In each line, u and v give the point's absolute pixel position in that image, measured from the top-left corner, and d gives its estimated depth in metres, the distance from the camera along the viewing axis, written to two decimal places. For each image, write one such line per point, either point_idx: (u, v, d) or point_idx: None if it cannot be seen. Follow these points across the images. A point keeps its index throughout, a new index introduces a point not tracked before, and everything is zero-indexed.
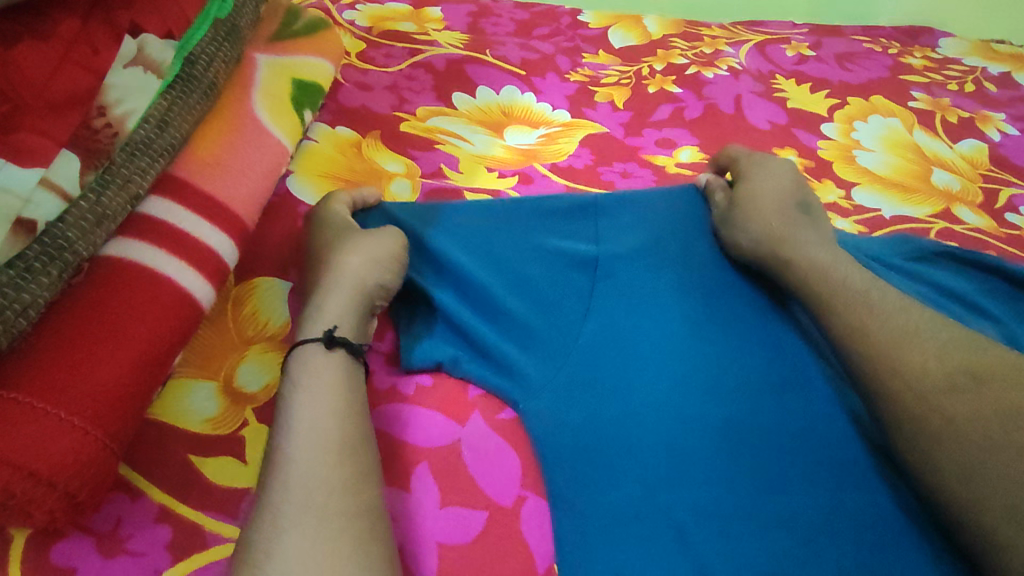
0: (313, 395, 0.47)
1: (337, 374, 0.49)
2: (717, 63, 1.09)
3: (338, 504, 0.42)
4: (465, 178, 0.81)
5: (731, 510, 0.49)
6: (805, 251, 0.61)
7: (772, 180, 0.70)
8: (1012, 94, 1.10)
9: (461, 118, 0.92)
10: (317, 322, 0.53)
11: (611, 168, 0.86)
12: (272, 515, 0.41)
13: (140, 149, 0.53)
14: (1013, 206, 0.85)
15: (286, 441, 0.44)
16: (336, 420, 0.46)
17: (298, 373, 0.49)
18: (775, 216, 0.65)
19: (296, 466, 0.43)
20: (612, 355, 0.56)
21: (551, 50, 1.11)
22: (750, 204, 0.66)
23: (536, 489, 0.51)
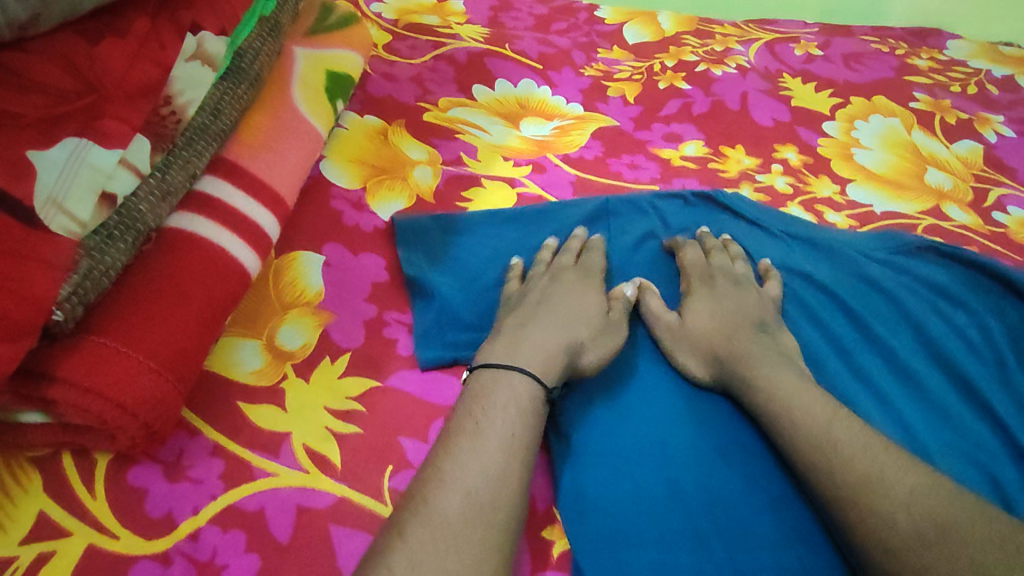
0: (499, 434, 0.50)
1: (534, 421, 0.53)
2: (726, 60, 1.13)
3: (481, 540, 0.44)
4: (483, 166, 0.87)
5: (700, 484, 0.56)
6: (771, 372, 0.59)
7: (728, 291, 0.68)
8: (1013, 97, 1.13)
9: (480, 109, 0.98)
10: (563, 352, 0.58)
11: (620, 160, 0.91)
12: (456, 524, 0.44)
13: (197, 132, 0.60)
14: (1001, 205, 0.90)
15: (479, 459, 0.48)
16: (512, 470, 0.49)
17: (508, 394, 0.53)
18: (730, 333, 0.64)
19: (490, 490, 0.47)
20: (618, 361, 0.64)
21: (568, 44, 1.16)
22: (700, 326, 0.65)
23: (538, 444, 0.58)
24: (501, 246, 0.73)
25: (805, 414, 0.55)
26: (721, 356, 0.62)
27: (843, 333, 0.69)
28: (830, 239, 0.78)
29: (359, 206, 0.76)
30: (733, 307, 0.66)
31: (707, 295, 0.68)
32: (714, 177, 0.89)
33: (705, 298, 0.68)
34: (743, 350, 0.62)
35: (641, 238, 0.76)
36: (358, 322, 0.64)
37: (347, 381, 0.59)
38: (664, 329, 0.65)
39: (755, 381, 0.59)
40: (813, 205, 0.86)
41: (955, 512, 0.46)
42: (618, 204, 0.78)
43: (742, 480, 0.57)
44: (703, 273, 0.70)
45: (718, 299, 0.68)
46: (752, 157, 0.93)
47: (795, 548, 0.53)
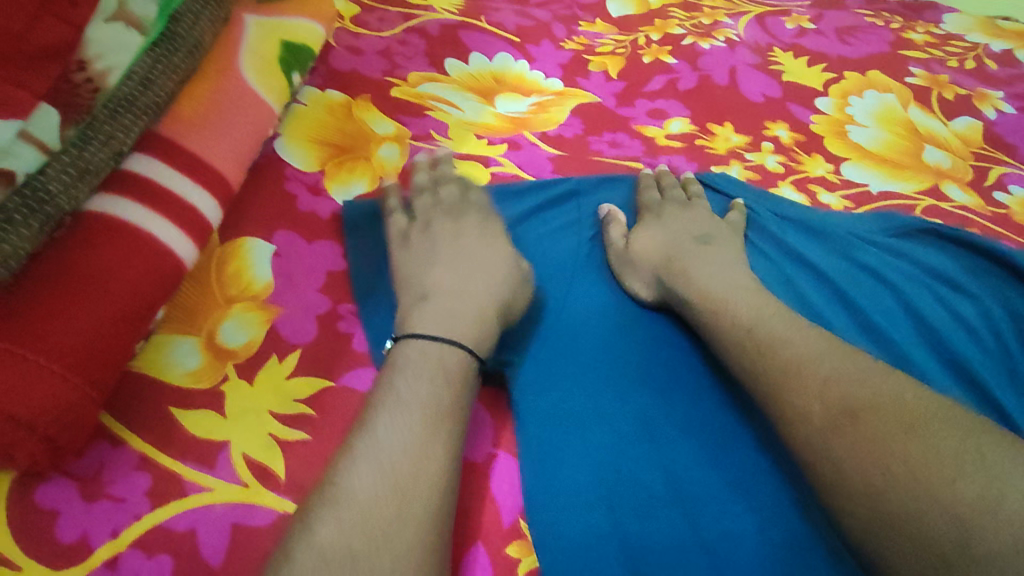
0: (409, 404, 0.47)
1: (443, 375, 0.50)
2: (715, 34, 1.07)
3: (399, 519, 0.42)
4: (454, 144, 0.81)
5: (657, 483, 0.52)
6: (714, 282, 0.61)
7: (680, 218, 0.70)
8: (1013, 71, 1.08)
9: (452, 85, 0.92)
10: (495, 312, 0.56)
11: (601, 138, 0.85)
12: (358, 503, 0.41)
13: (123, 105, 0.53)
14: (1002, 184, 0.85)
15: (382, 429, 0.45)
16: (429, 436, 0.46)
17: (431, 362, 0.50)
18: (671, 251, 0.65)
19: (398, 461, 0.44)
20: (592, 352, 0.59)
21: (547, 17, 1.09)
22: (647, 246, 0.66)
23: (507, 450, 0.54)
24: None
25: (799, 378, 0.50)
26: (665, 274, 0.64)
27: (837, 322, 0.64)
28: (824, 219, 0.74)
29: (316, 189, 0.70)
30: (672, 234, 0.68)
31: (651, 222, 0.69)
32: (702, 155, 0.84)
33: (650, 223, 0.69)
34: (688, 267, 0.63)
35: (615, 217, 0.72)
36: (310, 315, 0.58)
37: (296, 382, 0.53)
38: (613, 253, 0.67)
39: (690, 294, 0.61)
40: (806, 184, 0.81)
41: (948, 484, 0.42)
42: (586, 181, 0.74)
43: (704, 483, 0.53)
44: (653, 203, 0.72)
45: (671, 224, 0.69)
46: (742, 134, 0.88)
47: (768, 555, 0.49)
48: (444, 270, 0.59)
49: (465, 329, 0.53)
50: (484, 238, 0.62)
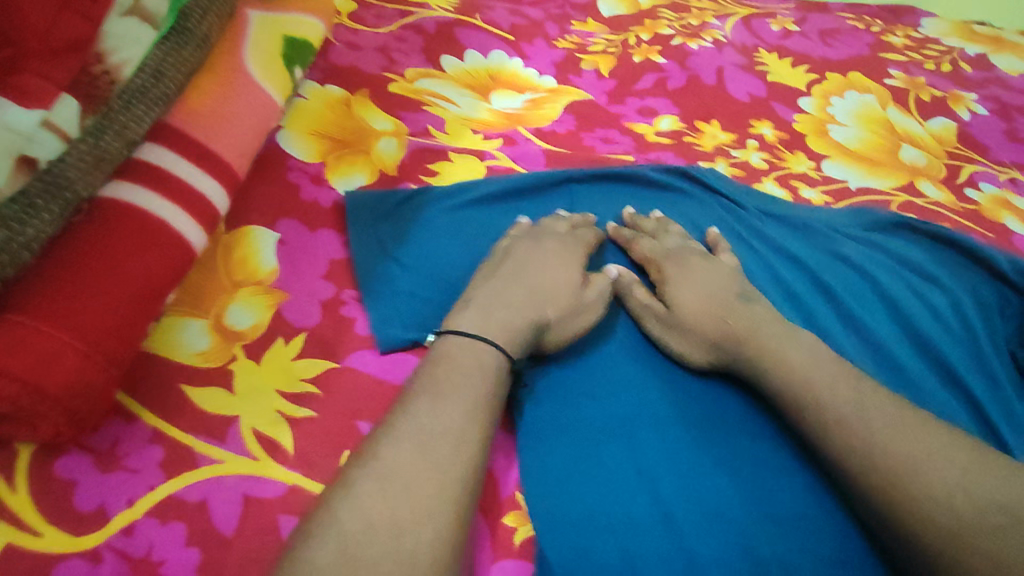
0: (449, 391, 0.50)
1: (477, 371, 0.52)
2: (703, 34, 1.11)
3: (435, 491, 0.44)
4: (451, 139, 0.84)
5: (673, 474, 0.54)
6: (777, 350, 0.58)
7: (693, 263, 0.67)
8: (986, 75, 1.11)
9: (448, 82, 0.95)
10: (530, 328, 0.57)
11: (593, 134, 0.88)
12: (395, 473, 0.44)
13: (136, 96, 0.55)
14: (973, 182, 0.88)
15: (422, 412, 0.48)
16: (466, 422, 0.48)
17: (475, 361, 0.53)
18: (721, 315, 0.61)
19: (439, 440, 0.46)
20: (603, 342, 0.62)
21: (541, 16, 1.12)
22: (686, 307, 0.63)
23: (504, 428, 0.57)
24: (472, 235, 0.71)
25: (779, 366, 0.57)
26: (721, 341, 0.60)
27: (819, 312, 0.67)
28: (804, 217, 0.77)
29: (317, 181, 0.73)
30: (716, 289, 0.64)
31: (684, 279, 0.65)
32: (689, 151, 0.86)
33: (683, 281, 0.65)
34: (743, 330, 0.60)
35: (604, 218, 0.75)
36: (314, 300, 0.60)
37: (301, 363, 0.55)
38: (654, 322, 0.63)
39: (762, 363, 0.58)
40: (788, 180, 0.84)
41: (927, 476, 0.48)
42: (577, 173, 0.77)
43: (717, 472, 0.55)
44: (681, 255, 0.67)
45: (687, 276, 0.65)
46: (727, 132, 0.91)
47: (781, 536, 0.52)
48: (498, 281, 0.61)
49: (499, 333, 0.56)
50: (547, 260, 0.63)
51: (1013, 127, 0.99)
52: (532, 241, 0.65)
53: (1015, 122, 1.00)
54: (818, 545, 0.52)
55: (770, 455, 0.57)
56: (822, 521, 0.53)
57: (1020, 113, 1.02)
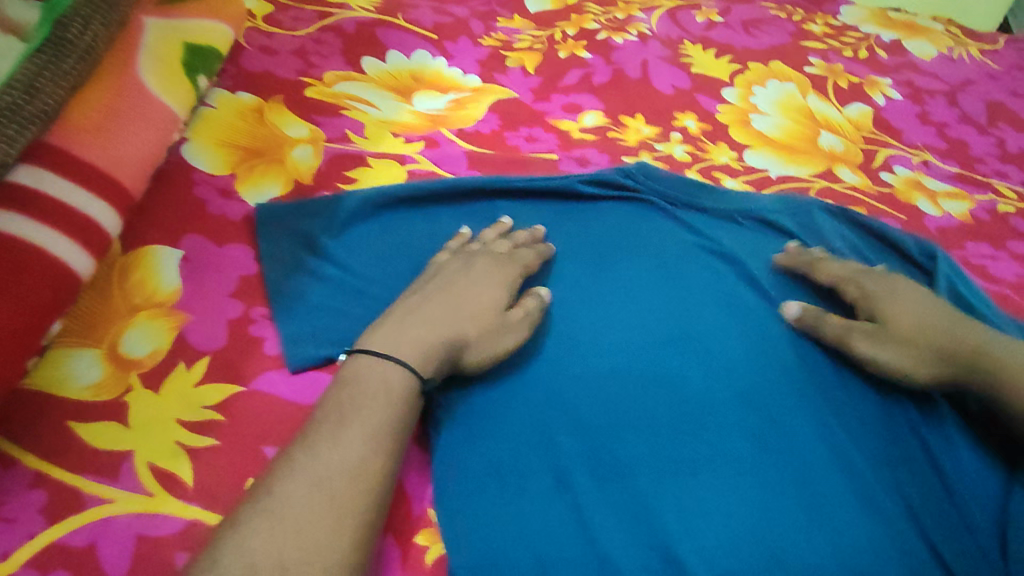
0: (352, 418, 0.48)
1: (377, 394, 0.50)
2: (627, 29, 1.11)
3: (327, 527, 0.43)
4: (370, 143, 0.82)
5: (589, 478, 0.54)
6: (1015, 360, 0.58)
7: (885, 285, 0.65)
8: (900, 60, 1.14)
9: (368, 84, 0.93)
10: (446, 350, 0.55)
11: (517, 133, 0.87)
12: (285, 508, 0.43)
13: (5, 113, 0.51)
14: (888, 165, 0.90)
15: (319, 441, 0.47)
16: (367, 449, 0.47)
17: (379, 385, 0.51)
18: (941, 330, 0.61)
19: (334, 473, 0.45)
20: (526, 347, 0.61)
21: (465, 14, 1.11)
22: (910, 326, 0.62)
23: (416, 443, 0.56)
24: (398, 243, 0.69)
25: (1012, 378, 0.57)
26: (947, 356, 0.60)
27: (752, 305, 0.67)
28: (743, 211, 0.77)
29: (226, 193, 0.70)
30: (928, 307, 0.63)
31: (901, 297, 0.64)
32: (614, 146, 0.86)
33: (902, 300, 0.64)
34: (967, 345, 0.60)
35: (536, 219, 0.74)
36: (220, 320, 0.58)
37: (205, 389, 0.53)
38: (871, 344, 0.62)
39: (1005, 377, 0.58)
40: (711, 171, 0.84)
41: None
42: (512, 181, 0.74)
43: (642, 473, 0.55)
44: (882, 279, 0.66)
45: (906, 304, 0.63)
46: (652, 126, 0.91)
47: (702, 535, 0.52)
48: (421, 297, 0.59)
49: (409, 351, 0.53)
50: (479, 276, 0.62)
51: (925, 110, 1.03)
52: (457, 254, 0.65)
53: (927, 105, 1.04)
54: (738, 543, 0.52)
55: (703, 451, 0.56)
56: (753, 521, 0.53)
57: (931, 95, 1.06)
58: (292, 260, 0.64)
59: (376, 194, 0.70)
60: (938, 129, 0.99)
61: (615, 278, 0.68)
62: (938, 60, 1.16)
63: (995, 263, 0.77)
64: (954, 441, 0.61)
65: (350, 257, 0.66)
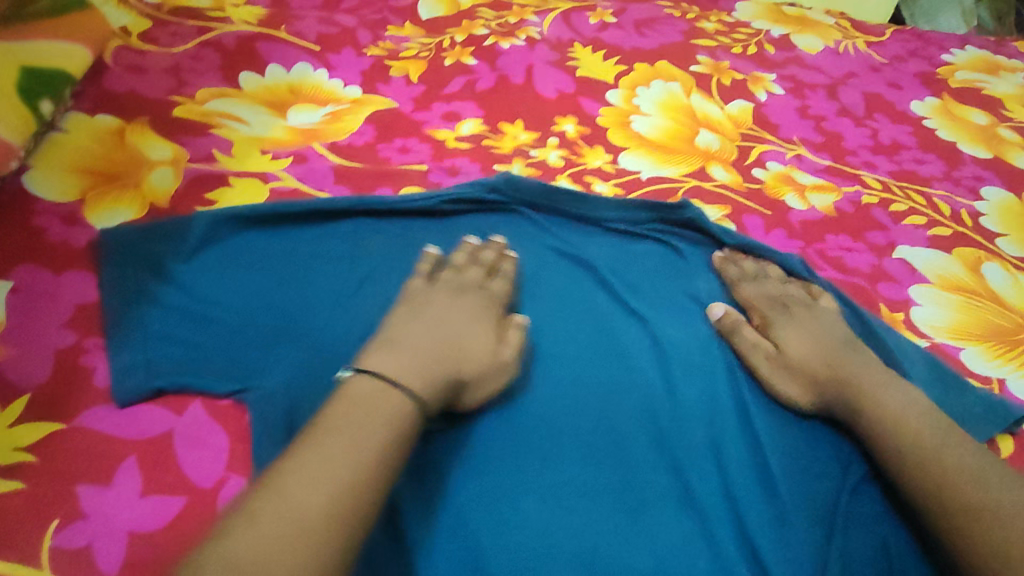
0: (353, 435, 0.47)
1: (367, 418, 0.49)
2: (517, 33, 1.11)
3: (314, 547, 0.41)
4: (236, 163, 0.81)
5: (406, 495, 0.54)
6: (879, 392, 0.60)
7: (792, 309, 0.69)
8: (787, 55, 1.17)
9: (243, 100, 0.91)
10: (449, 381, 0.55)
11: (391, 145, 0.87)
12: (276, 524, 0.41)
13: None
14: (761, 162, 0.92)
15: (312, 456, 0.45)
16: (369, 467, 0.46)
17: (373, 409, 0.49)
18: (827, 359, 0.64)
19: (328, 489, 0.43)
20: None
21: (353, 23, 1.10)
22: (798, 354, 0.65)
23: (241, 471, 0.53)
24: (250, 262, 0.68)
25: (874, 402, 0.59)
26: (828, 382, 0.62)
27: (607, 311, 0.69)
28: (610, 217, 0.78)
29: (70, 221, 0.68)
30: (826, 336, 0.66)
31: (798, 323, 0.67)
32: (487, 155, 0.86)
33: (795, 326, 0.67)
34: (848, 373, 0.62)
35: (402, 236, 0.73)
36: (45, 354, 0.57)
37: (21, 430, 0.52)
38: (763, 364, 0.65)
39: (867, 402, 0.60)
40: (582, 176, 0.85)
41: (995, 503, 0.52)
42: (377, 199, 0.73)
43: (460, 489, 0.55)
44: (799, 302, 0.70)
45: (802, 332, 0.66)
46: (530, 132, 0.91)
47: (513, 550, 0.52)
48: (417, 322, 0.59)
49: (415, 380, 0.53)
50: (461, 312, 0.62)
51: (805, 104, 1.05)
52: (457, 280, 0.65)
53: (807, 99, 1.06)
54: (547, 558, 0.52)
55: (529, 467, 0.57)
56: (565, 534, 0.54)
57: (812, 89, 1.08)
58: (133, 287, 0.63)
59: (228, 211, 0.69)
60: (815, 122, 1.02)
61: None
62: (824, 54, 1.19)
63: (851, 254, 0.79)
64: (787, 436, 0.61)
65: (196, 282, 0.65)
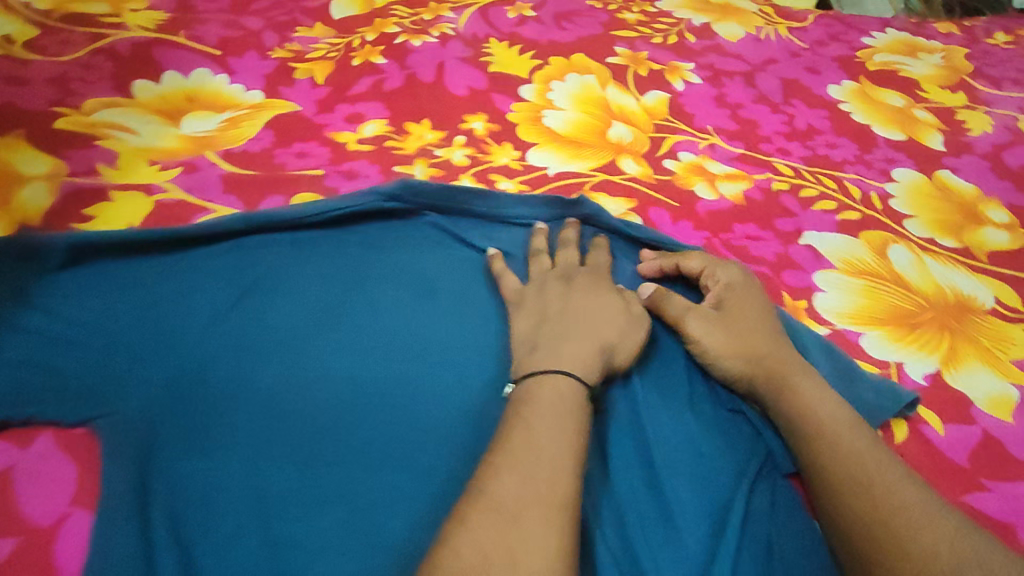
0: (552, 424, 0.50)
1: (561, 401, 0.52)
2: (430, 30, 1.08)
3: (552, 527, 0.44)
4: (120, 175, 0.77)
5: (252, 521, 0.51)
6: (800, 379, 0.60)
7: (738, 284, 0.68)
8: (707, 43, 1.16)
9: (134, 109, 0.87)
10: (601, 359, 0.59)
11: (288, 150, 0.84)
12: (506, 509, 0.44)
13: None
14: (673, 152, 0.91)
15: (523, 445, 0.48)
16: (567, 453, 0.49)
17: (557, 394, 0.53)
18: (758, 336, 0.63)
19: (546, 476, 0.47)
20: (234, 390, 0.57)
21: (259, 25, 1.06)
22: (733, 325, 0.64)
23: (85, 506, 0.51)
24: (120, 281, 0.64)
25: (793, 387, 0.59)
26: (754, 358, 0.62)
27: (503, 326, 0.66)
28: (513, 215, 0.76)
29: None
30: (760, 316, 0.66)
31: (738, 298, 0.67)
32: (389, 157, 0.83)
33: (735, 300, 0.66)
34: (776, 353, 0.62)
35: (293, 252, 0.70)
36: None
37: None
38: (695, 331, 0.65)
39: (789, 385, 0.60)
40: (487, 174, 0.83)
41: (892, 487, 0.51)
42: (271, 214, 0.70)
43: (312, 514, 0.51)
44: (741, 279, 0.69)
45: (738, 310, 0.65)
46: (436, 131, 0.89)
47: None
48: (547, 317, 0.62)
49: (574, 365, 0.56)
50: (590, 295, 0.64)
51: (722, 93, 1.04)
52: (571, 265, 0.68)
53: (724, 87, 1.05)
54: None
55: (393, 490, 0.53)
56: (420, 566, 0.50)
57: (729, 77, 1.08)
58: None
59: (88, 237, 0.64)
60: (731, 110, 1.01)
61: (355, 308, 0.65)
62: (744, 41, 1.18)
63: (756, 243, 0.79)
64: (683, 450, 0.60)
65: (61, 305, 0.62)
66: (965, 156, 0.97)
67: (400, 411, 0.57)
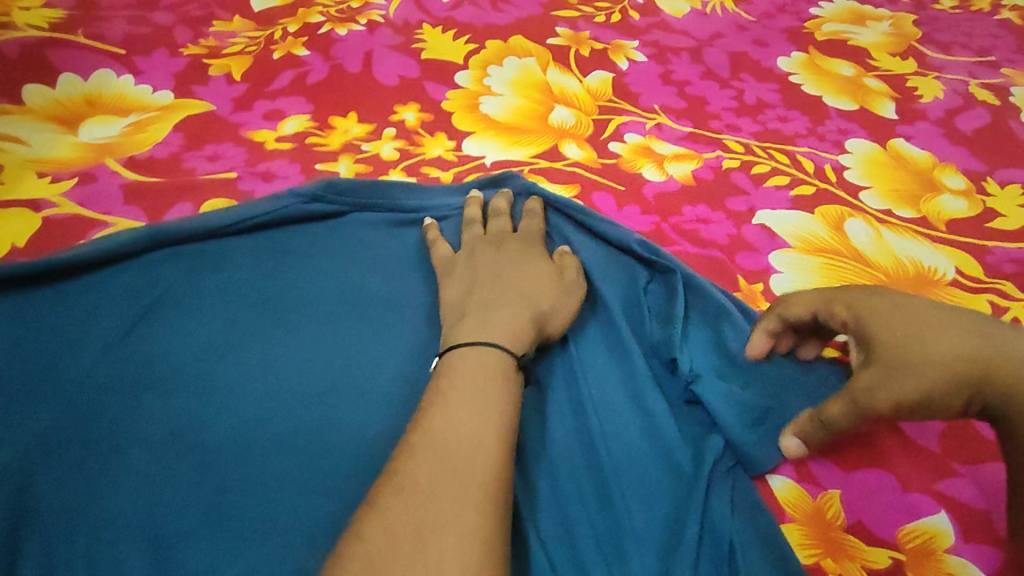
0: (473, 395, 0.46)
1: (481, 374, 0.48)
2: (357, 18, 1.01)
3: (469, 503, 0.40)
4: (4, 190, 0.69)
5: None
6: None
7: (877, 303, 0.53)
8: (651, 20, 1.11)
9: (24, 117, 0.79)
10: (531, 323, 0.55)
11: (199, 153, 0.76)
12: (418, 488, 0.40)
13: None
14: (618, 134, 0.86)
15: (436, 421, 0.44)
16: (487, 424, 0.45)
17: (476, 365, 0.48)
18: (957, 357, 0.48)
19: (460, 450, 0.43)
20: (125, 430, 0.50)
21: (170, 20, 0.97)
22: (919, 359, 0.48)
23: None
24: None
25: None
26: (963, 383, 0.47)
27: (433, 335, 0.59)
28: (452, 205, 0.70)
29: None
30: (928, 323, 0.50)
31: (888, 319, 0.51)
32: (311, 155, 0.77)
33: (889, 325, 0.51)
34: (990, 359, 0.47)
35: (202, 267, 0.62)
36: None
37: None
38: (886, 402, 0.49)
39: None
40: (418, 167, 0.78)
41: None
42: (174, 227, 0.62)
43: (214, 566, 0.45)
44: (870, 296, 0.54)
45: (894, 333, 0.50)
46: (363, 124, 0.83)
47: None
48: (475, 286, 0.58)
49: (498, 334, 0.51)
50: (518, 261, 0.61)
51: (668, 70, 1.00)
52: (503, 232, 0.64)
53: (670, 64, 1.01)
54: None
55: (306, 530, 0.47)
56: None
57: (675, 54, 1.03)
58: None
59: None
60: (678, 87, 0.96)
61: (269, 328, 0.58)
62: (690, 16, 1.13)
63: (707, 226, 0.74)
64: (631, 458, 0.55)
65: None
66: (918, 123, 0.94)
67: (316, 442, 0.51)
